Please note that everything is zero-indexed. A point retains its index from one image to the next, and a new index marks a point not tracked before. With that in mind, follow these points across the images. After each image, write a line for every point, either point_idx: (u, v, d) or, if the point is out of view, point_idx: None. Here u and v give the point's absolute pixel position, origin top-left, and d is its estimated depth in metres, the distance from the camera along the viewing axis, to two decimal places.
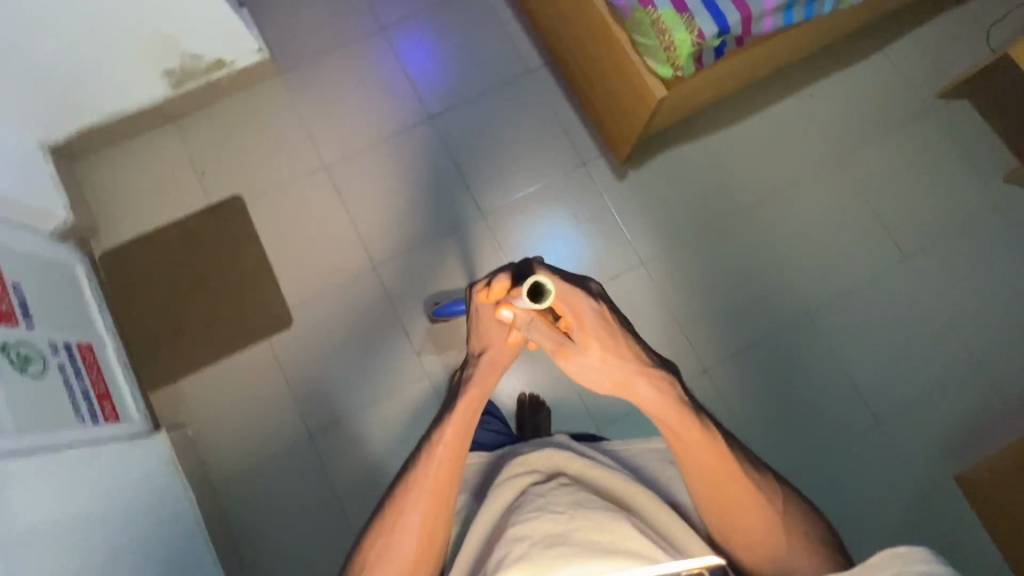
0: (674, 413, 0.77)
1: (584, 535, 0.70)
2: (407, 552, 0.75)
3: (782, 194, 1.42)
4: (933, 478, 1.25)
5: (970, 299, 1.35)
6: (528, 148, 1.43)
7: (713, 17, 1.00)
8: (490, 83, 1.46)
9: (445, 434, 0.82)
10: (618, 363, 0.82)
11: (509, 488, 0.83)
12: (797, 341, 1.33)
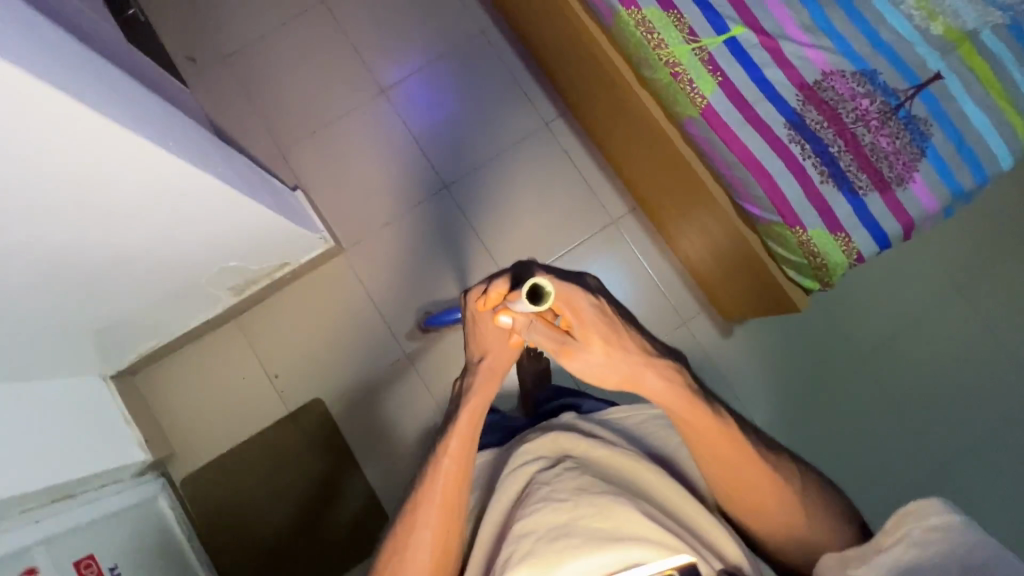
0: (687, 405, 0.64)
1: (593, 524, 0.58)
2: (421, 568, 0.69)
3: (907, 336, 1.30)
4: None
5: None
6: (529, 169, 1.36)
7: (872, 232, 0.89)
8: (567, 248, 1.34)
9: (450, 444, 0.73)
10: (625, 358, 0.64)
11: (514, 482, 0.71)
12: (940, 507, 1.23)
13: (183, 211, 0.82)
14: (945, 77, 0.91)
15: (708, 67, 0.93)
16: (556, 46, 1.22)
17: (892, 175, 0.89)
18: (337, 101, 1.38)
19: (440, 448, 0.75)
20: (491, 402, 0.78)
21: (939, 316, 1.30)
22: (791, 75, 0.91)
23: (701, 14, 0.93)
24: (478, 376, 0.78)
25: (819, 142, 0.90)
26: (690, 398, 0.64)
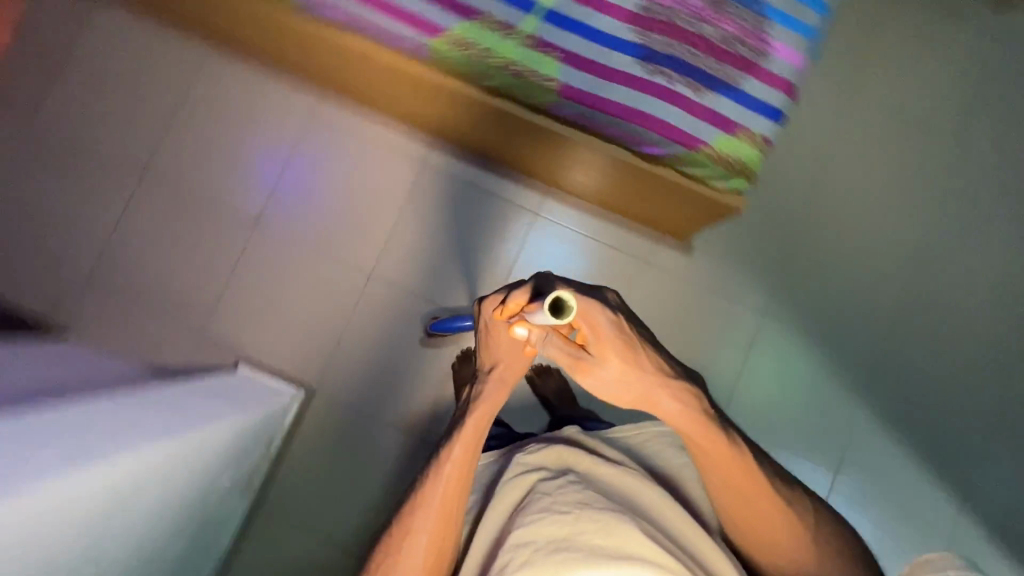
0: (698, 427, 0.73)
1: (591, 539, 0.68)
2: (413, 569, 0.72)
3: (828, 165, 1.38)
4: None
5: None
6: (427, 204, 1.35)
7: (763, 112, 0.91)
8: (516, 245, 1.34)
9: (454, 451, 0.77)
10: (640, 377, 0.72)
11: (516, 489, 0.79)
12: (923, 288, 1.36)
13: (156, 494, 0.78)
14: None
15: (541, 50, 0.91)
16: (393, 96, 1.18)
17: (751, 52, 0.90)
18: (228, 252, 1.34)
19: (444, 452, 0.79)
20: (497, 414, 0.81)
21: (842, 132, 1.39)
22: (616, 13, 0.90)
23: (507, 7, 0.91)
24: (488, 386, 0.82)
25: (675, 60, 0.89)
26: (702, 422, 0.73)
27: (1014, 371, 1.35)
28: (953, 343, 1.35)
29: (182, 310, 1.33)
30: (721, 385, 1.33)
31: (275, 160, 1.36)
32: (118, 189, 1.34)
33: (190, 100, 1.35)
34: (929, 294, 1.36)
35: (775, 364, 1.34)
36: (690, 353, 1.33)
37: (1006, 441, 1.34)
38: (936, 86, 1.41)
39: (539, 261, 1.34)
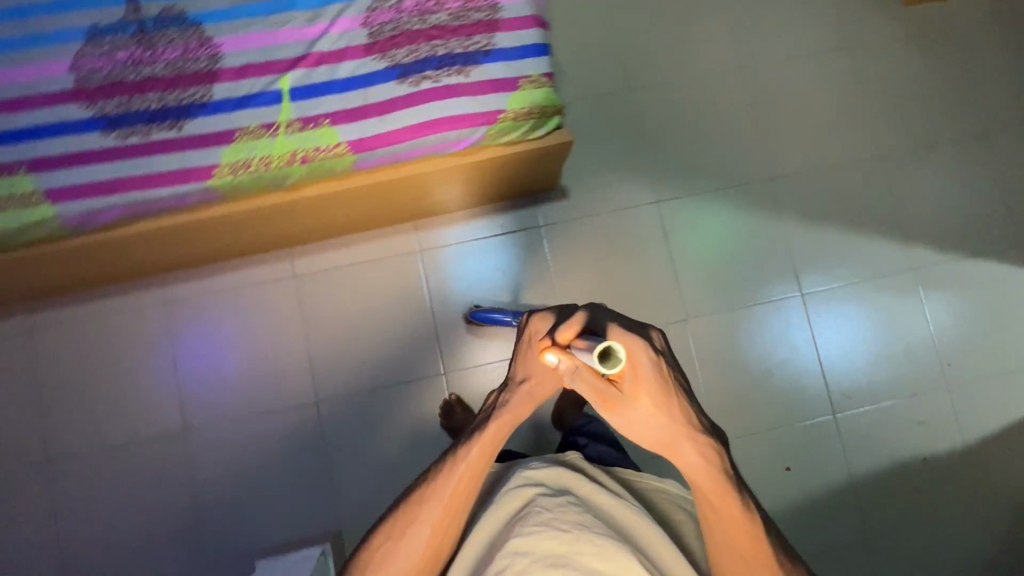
0: (714, 485, 0.77)
1: (587, 561, 0.74)
2: (412, 556, 0.79)
3: (625, 45, 1.42)
4: (908, 34, 1.45)
5: None
6: (324, 305, 1.33)
7: (530, 54, 0.93)
8: (424, 284, 1.34)
9: (473, 453, 0.82)
10: (669, 427, 0.74)
11: (515, 499, 0.86)
12: (765, 91, 1.43)
13: None
14: None
15: (312, 126, 0.90)
16: (223, 240, 1.15)
17: (487, 13, 0.92)
18: (172, 466, 1.28)
19: (462, 450, 0.83)
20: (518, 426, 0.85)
21: (625, 11, 1.43)
22: (354, 54, 0.90)
23: (253, 109, 0.89)
24: (515, 396, 0.86)
25: (428, 61, 0.91)
26: (717, 477, 0.77)
27: (879, 120, 1.44)
28: (817, 128, 1.43)
29: (158, 537, 1.26)
30: (662, 285, 1.38)
31: (164, 355, 1.31)
32: (34, 478, 1.27)
33: (53, 345, 1.30)
34: (773, 93, 1.43)
35: (694, 231, 1.39)
36: (621, 275, 1.37)
37: (905, 178, 1.43)
38: None
39: (453, 282, 1.35)
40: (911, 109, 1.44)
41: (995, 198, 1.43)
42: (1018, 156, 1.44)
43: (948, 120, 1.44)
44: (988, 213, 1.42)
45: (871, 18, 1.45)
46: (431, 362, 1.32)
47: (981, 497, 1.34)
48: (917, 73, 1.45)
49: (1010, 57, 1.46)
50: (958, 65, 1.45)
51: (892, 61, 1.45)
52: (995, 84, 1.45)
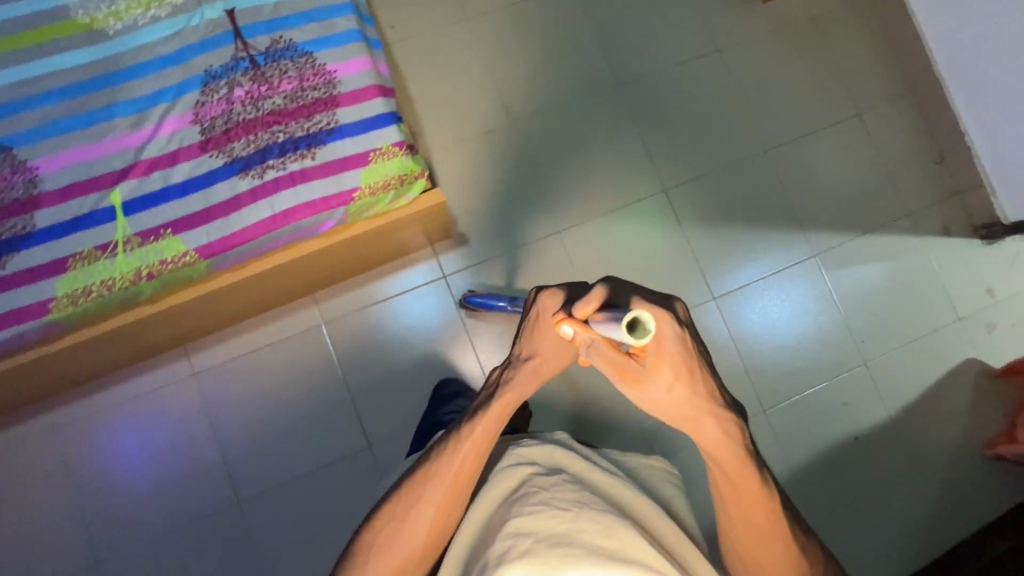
0: (735, 462, 0.73)
1: (592, 540, 0.69)
2: (418, 535, 0.78)
3: (500, 79, 1.41)
4: (771, 28, 1.49)
5: None
6: (233, 397, 1.26)
7: (377, 125, 0.89)
8: (334, 357, 1.29)
9: (476, 431, 0.81)
10: (689, 398, 0.71)
11: (509, 478, 0.81)
12: (646, 104, 1.44)
13: None
14: (232, 7, 0.89)
15: (153, 239, 0.83)
16: (96, 360, 1.06)
17: (324, 89, 0.89)
18: None
19: (466, 427, 0.82)
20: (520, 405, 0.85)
21: (496, 44, 1.42)
22: (188, 154, 0.85)
23: (85, 232, 0.82)
24: (520, 372, 0.86)
25: (270, 149, 0.86)
26: (736, 454, 0.72)
27: (759, 114, 1.47)
28: (701, 132, 1.45)
29: None
30: None
31: (64, 481, 1.21)
32: None
33: None
34: (654, 105, 1.44)
35: (602, 251, 1.39)
36: None
37: (794, 165, 1.47)
38: None
39: (366, 348, 1.30)
40: (787, 99, 1.48)
41: (877, 172, 1.48)
42: (896, 129, 1.49)
43: (823, 103, 1.48)
44: (874, 188, 1.47)
45: (736, 17, 1.48)
46: (357, 435, 1.27)
47: (918, 463, 1.38)
48: (787, 64, 1.48)
49: (872, 37, 1.51)
50: (823, 50, 1.49)
51: (762, 54, 1.48)
52: (860, 63, 1.50)
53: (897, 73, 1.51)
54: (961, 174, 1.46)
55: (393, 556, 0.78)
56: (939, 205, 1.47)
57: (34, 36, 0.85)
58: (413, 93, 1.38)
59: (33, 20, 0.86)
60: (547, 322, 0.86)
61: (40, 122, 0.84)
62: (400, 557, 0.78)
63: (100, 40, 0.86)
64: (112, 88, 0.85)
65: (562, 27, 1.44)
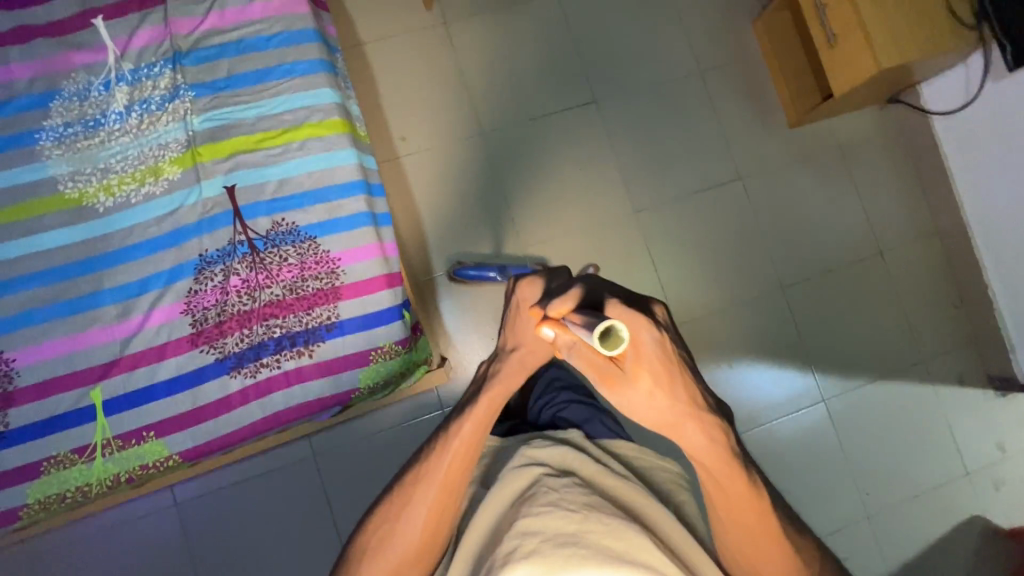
0: (723, 467, 0.64)
1: (600, 541, 0.63)
2: (410, 537, 0.70)
3: (513, 198, 1.36)
4: (794, 158, 1.45)
5: (648, 62, 1.43)
6: (213, 529, 1.20)
7: (380, 320, 0.84)
8: (322, 490, 1.23)
9: (465, 428, 0.73)
10: (671, 406, 0.60)
11: (518, 478, 0.73)
12: (659, 232, 1.40)
13: None
14: (232, 183, 0.83)
15: (134, 442, 0.78)
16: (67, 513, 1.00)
17: (326, 279, 0.83)
18: None
19: (454, 424, 0.74)
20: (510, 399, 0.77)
21: (511, 160, 1.36)
22: (177, 348, 0.80)
23: (61, 434, 0.77)
24: (506, 365, 0.79)
25: (266, 343, 0.81)
26: (725, 460, 0.63)
27: (774, 248, 1.43)
28: (715, 263, 1.41)
29: None
30: None
31: None
32: None
33: None
34: (668, 234, 1.40)
35: None
36: None
37: (807, 303, 1.43)
38: (539, 63, 1.39)
39: (355, 480, 1.24)
40: (804, 233, 1.44)
41: (893, 312, 1.44)
42: (915, 270, 1.45)
43: (841, 240, 1.44)
44: (887, 330, 1.43)
45: (757, 145, 1.44)
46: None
47: None
48: (808, 197, 1.44)
49: (895, 171, 1.47)
50: (846, 182, 1.45)
51: (782, 187, 1.44)
52: (882, 199, 1.46)
53: (919, 209, 1.47)
54: (980, 323, 1.42)
55: (387, 564, 0.70)
56: (954, 352, 1.43)
57: (15, 211, 0.79)
58: (419, 207, 1.32)
59: (15, 193, 0.80)
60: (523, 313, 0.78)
61: (18, 308, 0.78)
62: (393, 561, 0.70)
63: (87, 216, 0.80)
64: (99, 272, 0.80)
65: (579, 144, 1.39)
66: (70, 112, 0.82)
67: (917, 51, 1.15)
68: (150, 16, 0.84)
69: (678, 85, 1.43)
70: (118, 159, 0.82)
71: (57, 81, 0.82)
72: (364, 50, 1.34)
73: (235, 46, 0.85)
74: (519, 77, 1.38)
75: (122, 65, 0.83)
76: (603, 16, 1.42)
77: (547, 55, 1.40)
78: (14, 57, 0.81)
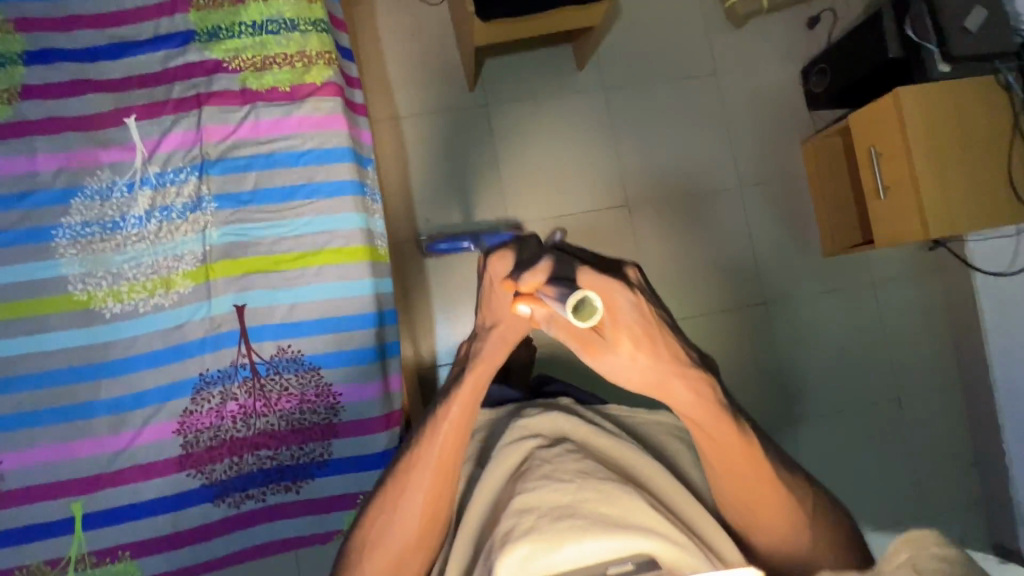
0: (713, 421, 0.55)
1: (599, 509, 0.51)
2: (410, 531, 0.59)
3: None
4: (822, 288, 1.40)
5: (684, 173, 1.41)
6: None
7: (373, 462, 0.83)
8: None
9: (453, 410, 0.61)
10: (654, 363, 0.53)
11: (511, 454, 0.64)
12: None
13: None
14: (243, 302, 0.81)
15: (108, 561, 0.77)
16: None
17: (325, 414, 0.81)
18: None
19: (439, 406, 0.61)
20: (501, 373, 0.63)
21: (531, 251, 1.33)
22: (164, 468, 0.78)
23: (37, 544, 0.76)
24: (488, 343, 0.63)
25: (255, 474, 0.80)
26: (717, 414, 0.55)
27: (790, 378, 1.38)
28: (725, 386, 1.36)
29: None
30: None
31: None
32: None
33: None
34: None
35: None
36: None
37: (816, 440, 1.37)
38: (575, 160, 1.38)
39: None
40: (823, 367, 1.39)
41: (903, 461, 1.38)
42: (933, 420, 1.40)
43: (860, 378, 1.39)
44: (896, 474, 1.38)
45: (786, 270, 1.40)
46: None
47: None
48: (833, 327, 1.39)
49: (929, 314, 1.41)
50: (874, 319, 1.40)
51: (806, 316, 1.39)
52: (910, 341, 1.40)
53: (948, 356, 1.40)
54: (993, 486, 1.36)
55: (379, 565, 0.59)
56: (962, 511, 1.37)
57: (21, 307, 0.78)
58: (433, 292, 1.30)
59: (25, 289, 0.78)
60: (495, 288, 0.62)
61: (9, 410, 0.77)
62: (393, 560, 0.59)
63: (93, 321, 0.79)
64: (96, 381, 0.78)
65: (604, 246, 1.37)
66: (89, 211, 0.80)
67: (966, 217, 1.10)
68: (183, 120, 0.82)
69: (712, 196, 1.40)
70: (132, 266, 0.80)
71: (81, 177, 0.80)
72: (401, 123, 1.33)
73: (265, 159, 0.83)
74: (552, 166, 1.37)
75: (148, 168, 0.81)
76: (645, 117, 1.41)
77: (584, 150, 1.39)
78: (41, 148, 0.80)
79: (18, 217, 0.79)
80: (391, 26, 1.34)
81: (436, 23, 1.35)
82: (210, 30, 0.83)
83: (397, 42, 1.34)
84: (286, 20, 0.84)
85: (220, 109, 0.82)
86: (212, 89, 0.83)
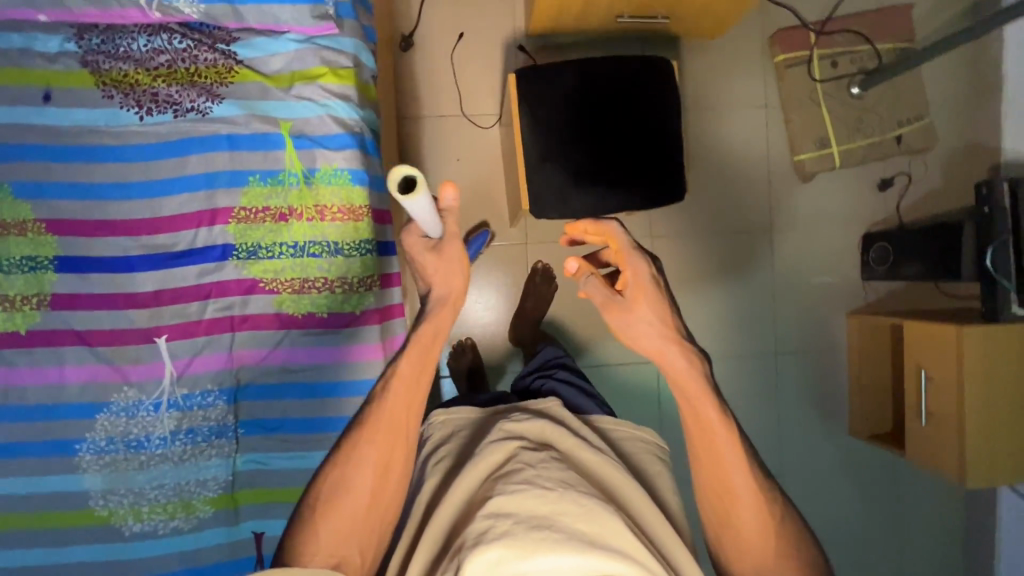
0: (699, 395, 0.62)
1: (576, 525, 0.43)
2: (362, 490, 0.57)
3: None
4: (842, 464, 1.37)
5: (721, 330, 1.35)
6: None
7: None
8: None
9: (402, 367, 0.62)
10: (655, 327, 0.64)
11: (492, 453, 0.55)
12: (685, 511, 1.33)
13: None
14: (261, 530, 0.82)
15: None
16: None
17: None
18: None
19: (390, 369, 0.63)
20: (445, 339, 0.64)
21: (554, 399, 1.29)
22: None
23: None
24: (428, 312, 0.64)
25: None
26: (704, 391, 0.62)
27: None
28: None
29: None
30: None
31: None
32: None
33: None
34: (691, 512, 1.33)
35: None
36: None
37: None
38: None
39: None
40: (832, 543, 1.36)
41: None
42: None
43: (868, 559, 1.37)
44: None
45: (808, 442, 1.37)
46: None
47: None
48: (849, 506, 1.37)
49: (948, 502, 1.39)
50: (892, 500, 1.38)
51: (823, 490, 1.37)
52: (928, 529, 1.38)
53: (963, 546, 1.39)
54: None
55: (343, 518, 0.57)
56: None
57: (38, 519, 0.77)
58: None
59: (45, 500, 0.77)
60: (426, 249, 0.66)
61: None
62: (345, 519, 0.57)
63: (112, 537, 0.79)
64: None
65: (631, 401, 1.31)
66: (115, 428, 0.78)
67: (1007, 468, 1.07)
68: (215, 342, 0.79)
69: (746, 358, 1.36)
70: (154, 486, 0.79)
71: (107, 393, 0.78)
72: None
73: (300, 390, 0.81)
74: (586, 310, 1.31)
75: (176, 389, 0.79)
76: (689, 267, 1.34)
77: None
78: (69, 360, 0.77)
79: (42, 429, 0.77)
80: (434, 145, 1.25)
81: (483, 148, 1.26)
82: (250, 249, 0.79)
83: (439, 164, 1.26)
84: (330, 243, 0.80)
85: (254, 335, 0.80)
86: (246, 312, 0.80)
